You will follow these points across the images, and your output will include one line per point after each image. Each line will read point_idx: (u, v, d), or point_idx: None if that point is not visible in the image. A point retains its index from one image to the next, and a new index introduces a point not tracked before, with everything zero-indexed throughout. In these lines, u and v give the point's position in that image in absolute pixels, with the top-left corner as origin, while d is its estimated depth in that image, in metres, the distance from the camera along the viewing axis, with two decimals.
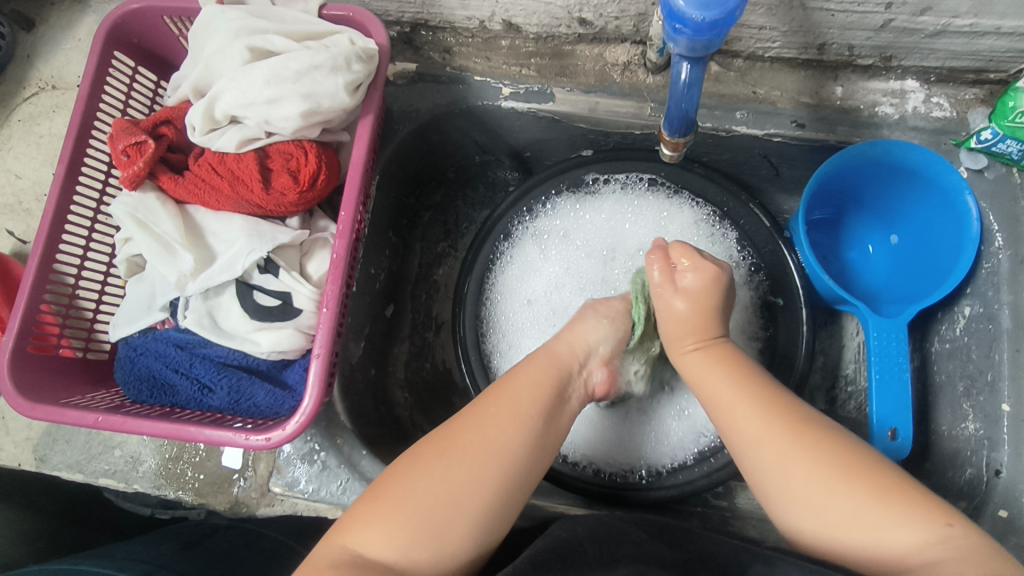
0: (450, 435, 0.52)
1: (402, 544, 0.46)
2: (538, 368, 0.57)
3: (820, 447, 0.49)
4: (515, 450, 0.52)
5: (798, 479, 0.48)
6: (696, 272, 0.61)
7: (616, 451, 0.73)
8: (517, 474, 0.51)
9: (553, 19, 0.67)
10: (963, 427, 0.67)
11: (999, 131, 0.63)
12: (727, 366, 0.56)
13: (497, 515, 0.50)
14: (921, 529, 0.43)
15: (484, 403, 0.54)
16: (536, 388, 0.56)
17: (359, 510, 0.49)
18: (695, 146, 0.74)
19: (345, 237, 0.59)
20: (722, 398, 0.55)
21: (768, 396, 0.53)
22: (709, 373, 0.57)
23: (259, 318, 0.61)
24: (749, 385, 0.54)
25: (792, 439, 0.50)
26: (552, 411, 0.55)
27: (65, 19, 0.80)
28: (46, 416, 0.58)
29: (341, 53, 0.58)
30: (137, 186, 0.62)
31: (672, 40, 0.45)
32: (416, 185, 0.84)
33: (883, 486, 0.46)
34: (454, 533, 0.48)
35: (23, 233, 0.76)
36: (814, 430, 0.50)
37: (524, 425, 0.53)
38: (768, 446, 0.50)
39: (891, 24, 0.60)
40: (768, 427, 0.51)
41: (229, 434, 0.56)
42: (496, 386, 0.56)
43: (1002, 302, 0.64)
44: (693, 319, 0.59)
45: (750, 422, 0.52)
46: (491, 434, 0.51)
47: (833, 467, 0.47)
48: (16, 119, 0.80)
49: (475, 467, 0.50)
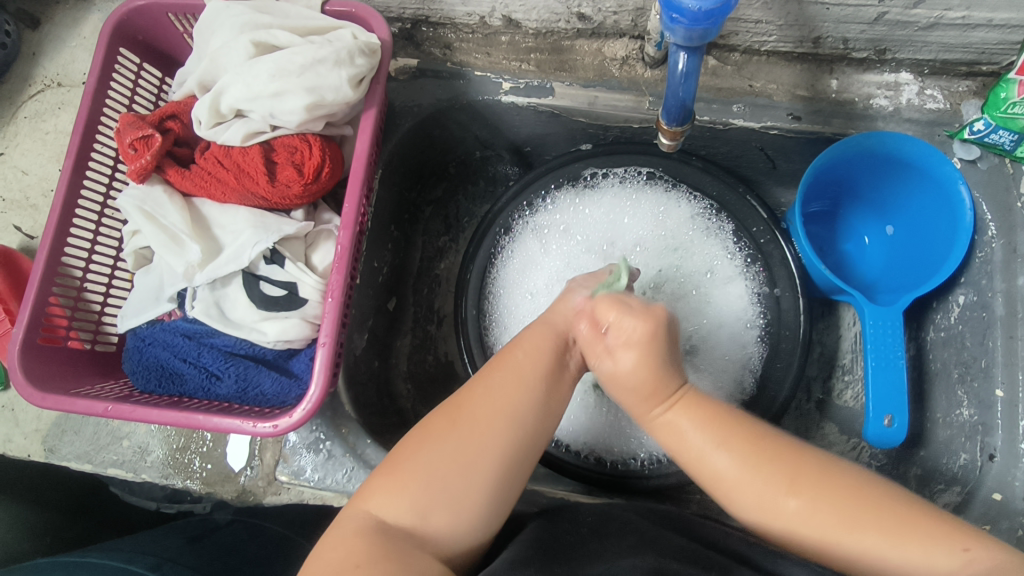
0: (460, 404, 0.53)
1: (421, 509, 0.48)
2: (537, 335, 0.58)
3: (818, 499, 0.47)
4: (523, 412, 0.53)
5: (810, 533, 0.47)
6: (633, 346, 0.55)
7: (614, 438, 0.74)
8: (528, 435, 0.52)
9: (552, 14, 0.68)
10: (957, 414, 0.68)
11: (992, 122, 0.64)
12: (698, 417, 0.53)
13: (513, 469, 0.51)
14: (944, 556, 0.43)
15: (489, 372, 0.55)
16: (539, 354, 0.56)
17: (375, 481, 0.50)
18: (693, 139, 0.75)
19: (349, 229, 0.60)
20: (704, 460, 0.52)
21: (754, 448, 0.51)
22: (684, 434, 0.53)
23: (264, 308, 0.62)
24: (727, 441, 0.51)
25: (791, 493, 0.48)
26: (556, 375, 0.56)
27: (70, 18, 0.81)
28: (56, 405, 0.59)
29: (344, 47, 0.59)
30: (144, 179, 0.63)
31: (669, 30, 0.46)
32: (417, 180, 0.85)
33: (893, 517, 0.46)
34: (472, 495, 0.49)
35: (30, 228, 0.77)
36: (806, 478, 0.48)
37: (529, 390, 0.54)
38: (770, 512, 0.49)
39: (885, 17, 0.61)
40: (762, 491, 0.49)
41: (237, 422, 0.57)
42: (503, 355, 0.57)
43: (996, 290, 0.65)
44: (643, 379, 0.54)
45: (747, 492, 0.49)
46: (498, 398, 0.53)
47: (837, 506, 0.47)
48: (23, 116, 0.81)
49: (484, 431, 0.51)
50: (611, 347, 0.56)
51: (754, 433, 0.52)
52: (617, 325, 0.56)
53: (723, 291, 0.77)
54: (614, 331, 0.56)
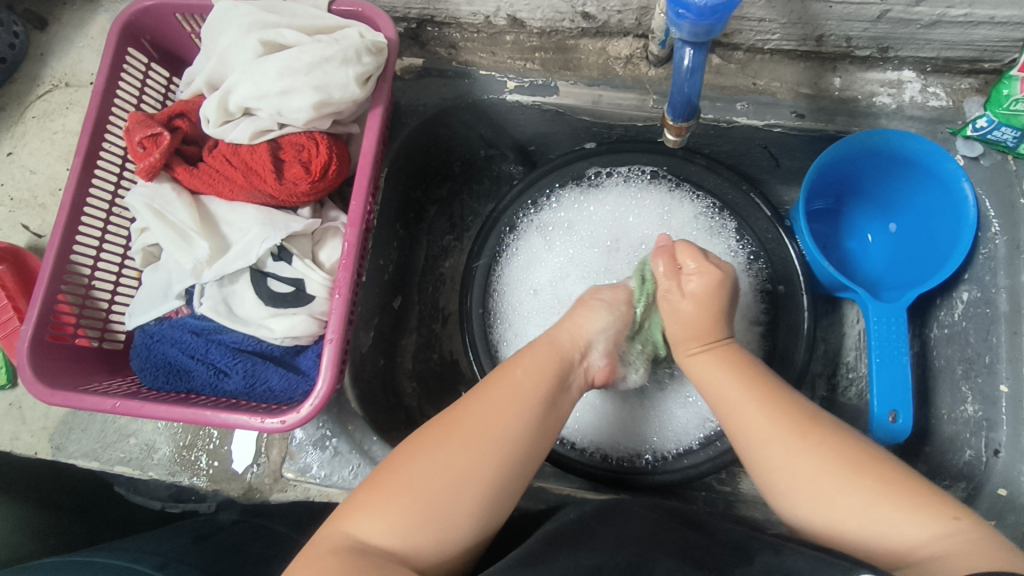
0: (450, 422, 0.53)
1: (403, 530, 0.48)
2: (540, 355, 0.59)
3: (826, 444, 0.50)
4: (514, 432, 0.53)
5: (806, 477, 0.50)
6: (703, 281, 0.62)
7: (622, 438, 0.74)
8: (518, 456, 0.53)
9: (556, 13, 0.68)
10: (962, 410, 0.68)
11: (995, 119, 0.65)
12: (734, 366, 0.58)
13: (501, 490, 0.51)
14: (928, 519, 0.45)
15: (481, 391, 0.55)
16: (539, 375, 0.57)
17: (362, 497, 0.50)
18: (697, 137, 0.75)
19: (356, 227, 0.60)
20: (731, 399, 0.56)
21: (778, 395, 0.55)
22: (715, 374, 0.58)
23: (272, 304, 0.62)
24: (757, 388, 0.56)
25: (800, 436, 0.51)
26: (552, 399, 0.57)
27: (77, 19, 0.82)
28: (65, 402, 0.59)
29: (351, 46, 0.60)
30: (153, 177, 0.63)
31: (674, 26, 0.46)
32: (422, 179, 0.85)
33: (889, 481, 0.47)
34: (456, 515, 0.49)
35: (38, 227, 0.78)
36: (818, 427, 0.52)
37: (523, 409, 0.54)
38: (772, 445, 0.52)
39: (887, 15, 0.62)
40: (774, 424, 0.53)
41: (245, 418, 0.57)
42: (502, 370, 0.57)
43: (999, 287, 0.65)
44: (698, 321, 0.61)
45: (760, 420, 0.53)
46: (491, 417, 0.53)
47: (839, 457, 0.49)
48: (30, 116, 0.81)
49: (474, 451, 0.51)
50: (683, 295, 0.62)
51: (778, 385, 0.56)
52: (695, 266, 0.63)
53: None
54: (687, 279, 0.63)
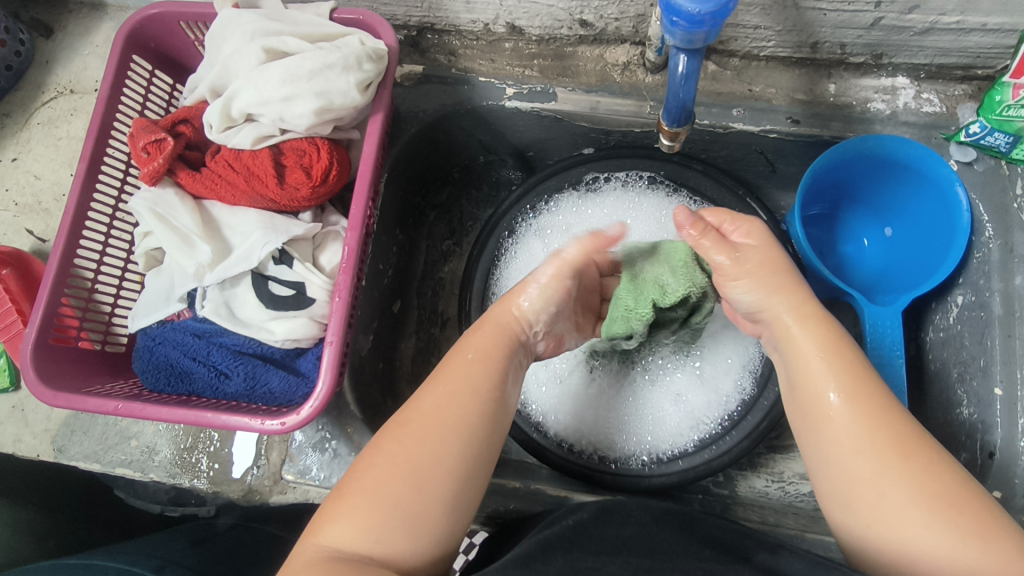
0: (405, 421, 0.49)
1: (376, 535, 0.44)
2: (489, 337, 0.54)
3: (927, 474, 0.44)
4: (471, 422, 0.49)
5: (893, 500, 0.44)
6: (743, 275, 0.53)
7: (595, 427, 0.75)
8: (478, 448, 0.49)
9: (554, 21, 0.69)
10: (957, 413, 0.68)
11: (987, 125, 0.65)
12: (834, 358, 0.49)
13: (467, 483, 0.48)
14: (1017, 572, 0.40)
15: (429, 387, 0.51)
16: (490, 359, 0.53)
17: (326, 510, 0.46)
18: (694, 142, 0.76)
19: (357, 231, 0.61)
20: (818, 390, 0.49)
21: (871, 395, 0.47)
22: (810, 361, 0.50)
23: (273, 307, 0.63)
24: (855, 383, 0.48)
25: (899, 456, 0.45)
26: (505, 380, 0.53)
27: (83, 26, 0.83)
28: (67, 403, 0.60)
29: (352, 53, 0.61)
30: (156, 182, 0.64)
31: (669, 33, 0.47)
32: (422, 184, 0.86)
33: (982, 526, 0.41)
34: (428, 516, 0.45)
35: (43, 232, 0.79)
36: (919, 448, 0.45)
37: (480, 397, 0.50)
38: (865, 461, 0.45)
39: (881, 22, 0.63)
40: (871, 439, 0.46)
41: (245, 420, 0.58)
42: (451, 359, 0.53)
43: (993, 290, 0.66)
44: (776, 286, 0.52)
45: (855, 433, 0.46)
46: (442, 407, 0.49)
47: (933, 489, 0.43)
48: (36, 122, 0.82)
49: (433, 445, 0.47)
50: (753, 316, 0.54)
51: (887, 396, 0.47)
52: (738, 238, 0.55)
53: None
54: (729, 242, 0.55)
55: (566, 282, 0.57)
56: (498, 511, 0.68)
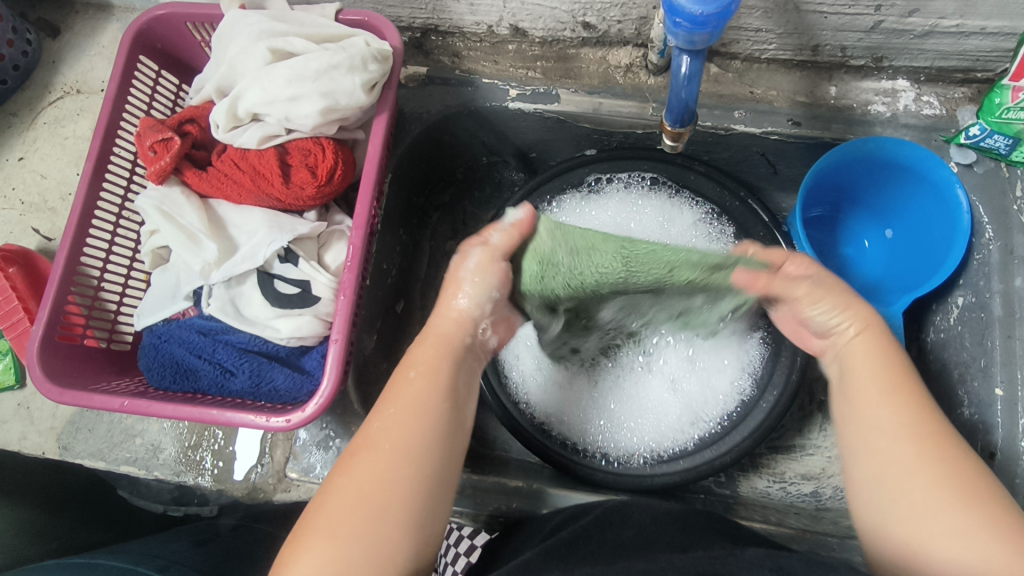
0: (359, 445, 0.47)
1: (333, 573, 0.41)
2: (431, 351, 0.53)
3: (952, 465, 0.44)
4: (421, 443, 0.47)
5: (915, 481, 0.44)
6: (817, 296, 0.55)
7: (599, 426, 0.75)
8: (433, 468, 0.46)
9: (558, 23, 0.70)
10: (958, 413, 0.69)
11: (987, 127, 0.66)
12: (879, 360, 0.51)
13: (428, 506, 0.45)
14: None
15: (380, 409, 0.49)
16: (435, 374, 0.51)
17: (283, 554, 0.43)
18: (696, 143, 0.77)
19: (361, 230, 0.62)
20: (862, 407, 0.49)
21: (912, 395, 0.48)
22: (865, 361, 0.52)
23: (279, 305, 0.63)
24: (892, 399, 0.48)
25: (928, 445, 0.45)
26: (452, 396, 0.51)
27: (89, 27, 0.84)
28: (73, 400, 0.60)
29: (357, 54, 0.61)
30: (163, 181, 0.65)
31: (671, 34, 0.48)
32: (425, 185, 0.87)
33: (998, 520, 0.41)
34: (388, 548, 0.43)
35: (49, 230, 0.79)
36: (951, 444, 0.45)
37: (428, 414, 0.48)
38: (897, 446, 0.46)
39: (881, 25, 0.63)
40: (905, 428, 0.46)
41: (250, 417, 0.58)
42: (394, 381, 0.51)
43: (994, 291, 0.66)
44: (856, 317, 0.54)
45: (891, 418, 0.47)
46: (390, 431, 0.47)
47: (955, 479, 0.43)
48: (42, 122, 0.83)
49: (383, 473, 0.45)
50: (826, 332, 0.56)
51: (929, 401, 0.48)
52: (822, 308, 0.55)
53: None
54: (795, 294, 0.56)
55: (502, 265, 0.55)
56: (500, 510, 0.69)
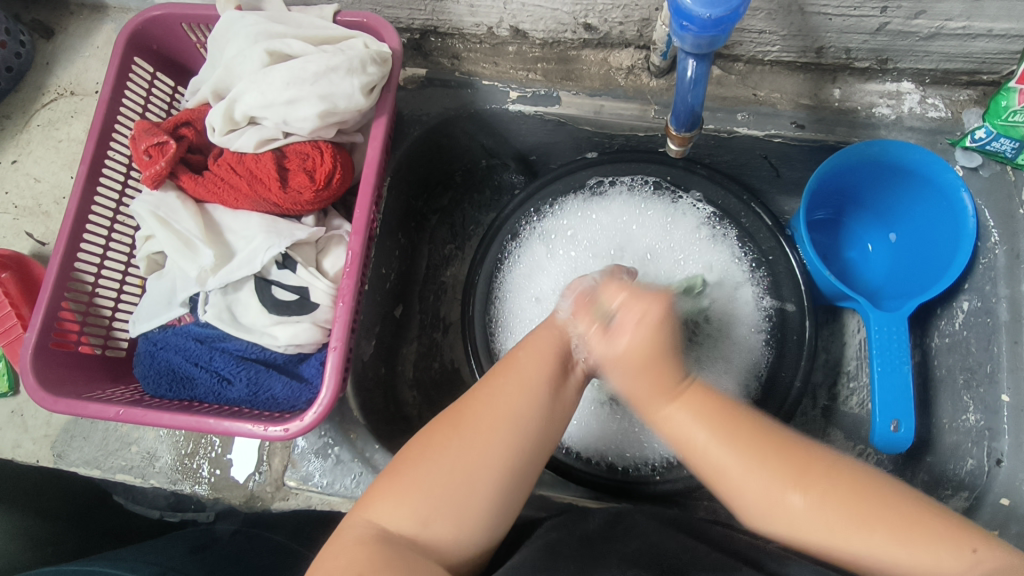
0: (464, 409, 0.52)
1: (421, 517, 0.47)
2: (543, 339, 0.57)
3: (831, 492, 0.47)
4: (528, 416, 0.52)
5: (822, 535, 0.46)
6: (647, 313, 0.54)
7: (613, 441, 0.74)
8: (532, 441, 0.51)
9: (559, 25, 0.69)
10: (963, 419, 0.68)
11: (993, 130, 0.65)
12: (704, 412, 0.51)
13: (517, 473, 0.50)
14: (953, 558, 0.43)
15: (491, 378, 0.54)
16: (543, 358, 0.56)
17: (377, 489, 0.49)
18: (698, 146, 0.76)
19: (360, 235, 0.61)
20: (707, 455, 0.50)
21: (756, 440, 0.49)
22: (690, 429, 0.51)
23: (276, 312, 0.62)
24: (734, 437, 0.50)
25: (802, 490, 0.47)
26: (560, 380, 0.55)
27: (83, 29, 0.83)
28: (67, 409, 0.59)
29: (356, 56, 0.60)
30: (158, 186, 0.64)
31: (678, 38, 0.47)
32: (424, 188, 0.86)
33: (905, 519, 0.45)
34: (473, 504, 0.48)
35: (42, 235, 0.78)
36: (817, 472, 0.48)
37: (534, 392, 0.53)
38: (776, 507, 0.48)
39: (886, 27, 0.63)
40: (772, 483, 0.48)
41: (248, 426, 0.57)
42: (506, 358, 0.56)
43: (999, 296, 0.66)
44: (645, 368, 0.53)
45: (752, 484, 0.48)
46: (501, 403, 0.52)
47: (848, 507, 0.46)
48: (35, 124, 0.82)
49: (488, 437, 0.50)
50: (615, 322, 0.55)
51: (766, 431, 0.50)
52: (622, 316, 0.55)
53: (728, 296, 0.78)
54: (619, 323, 0.54)
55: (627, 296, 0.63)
56: None
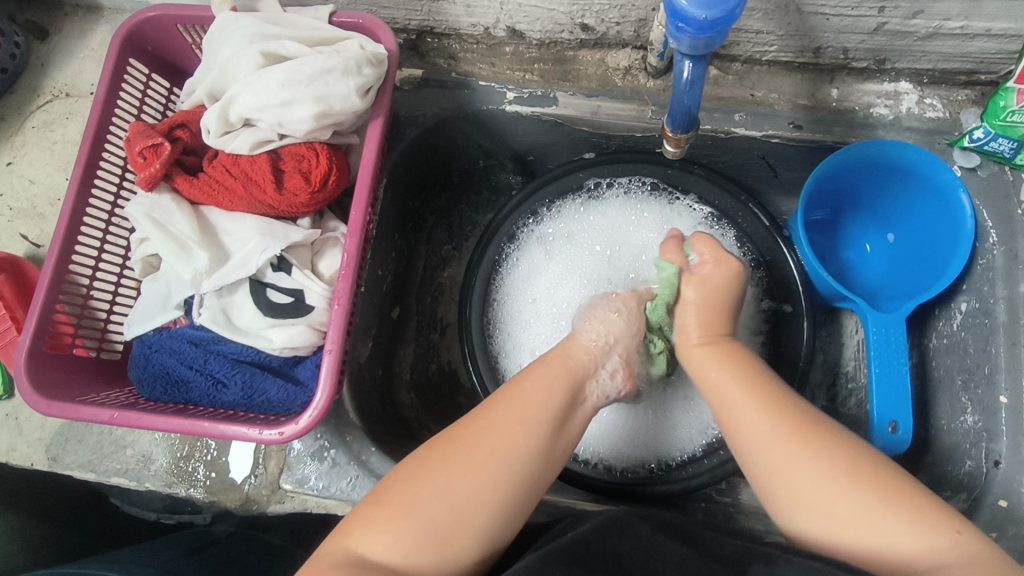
0: (460, 441, 0.51)
1: (404, 548, 0.46)
2: (553, 368, 0.57)
3: (829, 452, 0.49)
4: (523, 457, 0.51)
5: (808, 484, 0.48)
6: (724, 268, 0.62)
7: (613, 445, 0.73)
8: (524, 484, 0.51)
9: (556, 25, 0.69)
10: (961, 420, 0.68)
11: (991, 130, 0.65)
12: (732, 363, 0.57)
13: (506, 516, 0.50)
14: (930, 534, 0.44)
15: (490, 408, 0.53)
16: (549, 390, 0.55)
17: (361, 514, 0.49)
18: (696, 147, 0.76)
19: (356, 237, 0.60)
20: (728, 398, 0.55)
21: (773, 394, 0.54)
22: (713, 372, 0.57)
23: (271, 315, 0.62)
24: (753, 389, 0.54)
25: (803, 443, 0.50)
26: (562, 415, 0.55)
27: (78, 30, 0.82)
28: (62, 413, 0.59)
29: (352, 58, 0.60)
30: (152, 188, 0.63)
31: (674, 39, 0.46)
32: (421, 189, 0.85)
33: (895, 493, 0.46)
34: (458, 541, 0.47)
35: (37, 237, 0.78)
36: (819, 433, 0.50)
37: (532, 429, 0.52)
38: (774, 454, 0.50)
39: (884, 27, 0.62)
40: (776, 427, 0.51)
41: (243, 430, 0.57)
42: (510, 386, 0.56)
43: (997, 297, 0.65)
44: (705, 309, 0.61)
45: (758, 423, 0.52)
46: (499, 439, 0.51)
47: (841, 469, 0.48)
48: (30, 126, 0.81)
49: (480, 473, 0.49)
50: (696, 265, 0.63)
51: (785, 396, 0.54)
52: (702, 261, 0.63)
53: None
54: (699, 270, 0.62)
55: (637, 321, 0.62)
56: None
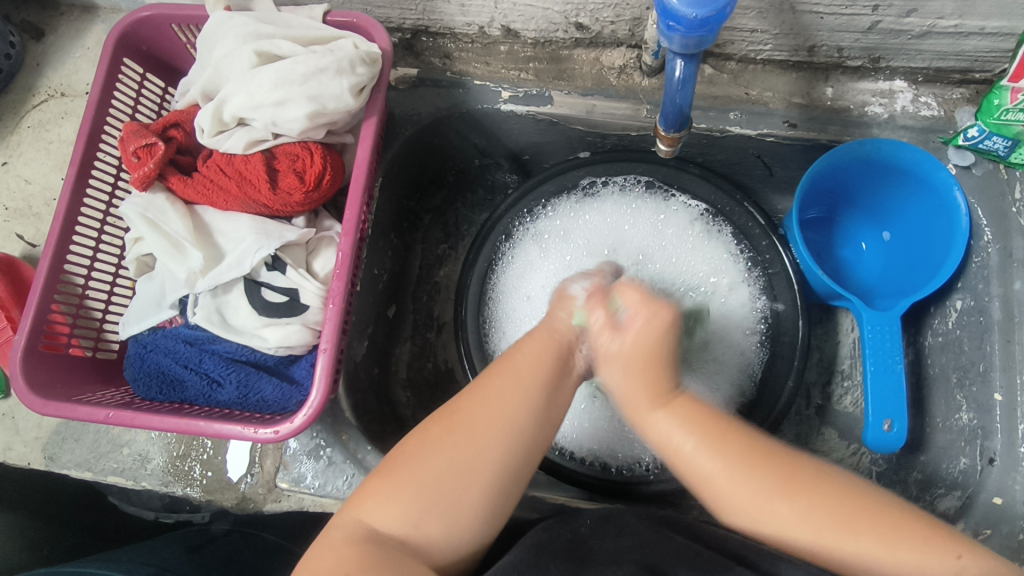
0: (460, 409, 0.51)
1: (412, 518, 0.47)
2: (540, 342, 0.56)
3: (818, 502, 0.46)
4: (524, 420, 0.51)
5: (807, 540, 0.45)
6: (649, 325, 0.54)
7: (608, 442, 0.74)
8: (527, 444, 0.51)
9: (550, 24, 0.69)
10: (956, 418, 0.68)
11: (986, 129, 0.65)
12: (691, 420, 0.50)
13: (512, 475, 0.50)
14: (938, 562, 0.43)
15: (489, 377, 0.53)
16: (539, 362, 0.54)
17: (370, 485, 0.49)
18: (690, 146, 0.76)
19: (351, 237, 0.60)
20: (685, 462, 0.49)
21: (746, 449, 0.48)
22: (675, 435, 0.50)
23: (265, 314, 0.62)
24: (719, 443, 0.49)
25: (788, 497, 0.46)
26: (556, 383, 0.54)
27: (74, 29, 0.82)
28: (57, 412, 0.59)
29: (345, 57, 0.60)
30: (147, 187, 0.64)
31: (665, 39, 0.47)
32: (416, 188, 0.85)
33: (895, 528, 0.45)
34: (464, 505, 0.48)
35: (33, 237, 0.78)
36: (803, 479, 0.47)
37: (528, 395, 0.52)
38: (766, 517, 0.46)
39: (878, 25, 0.62)
40: (756, 491, 0.47)
41: (238, 429, 0.57)
42: (503, 359, 0.55)
43: (992, 295, 0.66)
44: (642, 369, 0.52)
45: (739, 494, 0.47)
46: (497, 406, 0.51)
47: (829, 513, 0.45)
48: (26, 126, 0.81)
49: (482, 439, 0.49)
50: (618, 327, 0.55)
51: (754, 441, 0.49)
52: (631, 315, 0.55)
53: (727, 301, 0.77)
54: (620, 327, 0.55)
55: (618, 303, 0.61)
56: None
